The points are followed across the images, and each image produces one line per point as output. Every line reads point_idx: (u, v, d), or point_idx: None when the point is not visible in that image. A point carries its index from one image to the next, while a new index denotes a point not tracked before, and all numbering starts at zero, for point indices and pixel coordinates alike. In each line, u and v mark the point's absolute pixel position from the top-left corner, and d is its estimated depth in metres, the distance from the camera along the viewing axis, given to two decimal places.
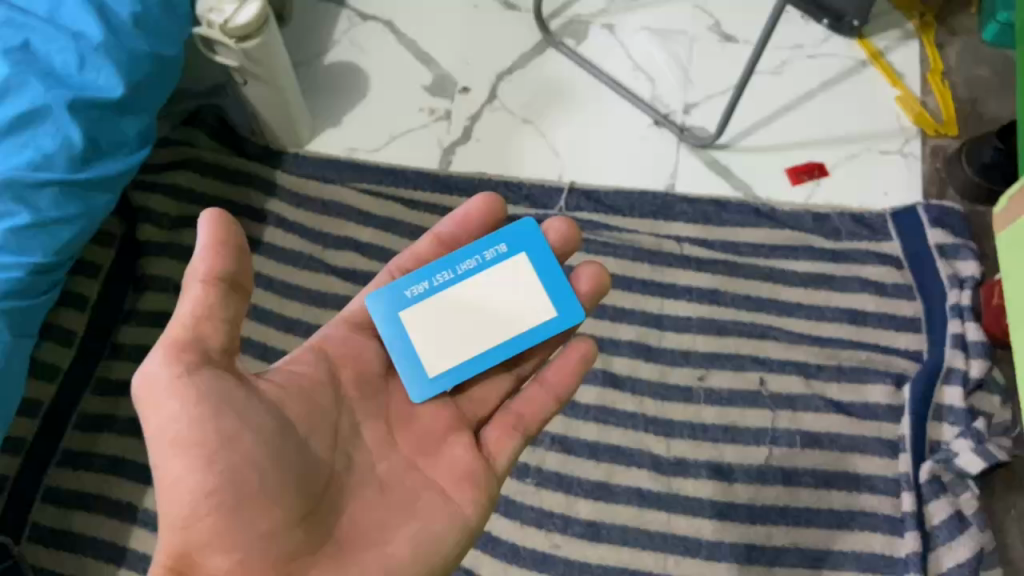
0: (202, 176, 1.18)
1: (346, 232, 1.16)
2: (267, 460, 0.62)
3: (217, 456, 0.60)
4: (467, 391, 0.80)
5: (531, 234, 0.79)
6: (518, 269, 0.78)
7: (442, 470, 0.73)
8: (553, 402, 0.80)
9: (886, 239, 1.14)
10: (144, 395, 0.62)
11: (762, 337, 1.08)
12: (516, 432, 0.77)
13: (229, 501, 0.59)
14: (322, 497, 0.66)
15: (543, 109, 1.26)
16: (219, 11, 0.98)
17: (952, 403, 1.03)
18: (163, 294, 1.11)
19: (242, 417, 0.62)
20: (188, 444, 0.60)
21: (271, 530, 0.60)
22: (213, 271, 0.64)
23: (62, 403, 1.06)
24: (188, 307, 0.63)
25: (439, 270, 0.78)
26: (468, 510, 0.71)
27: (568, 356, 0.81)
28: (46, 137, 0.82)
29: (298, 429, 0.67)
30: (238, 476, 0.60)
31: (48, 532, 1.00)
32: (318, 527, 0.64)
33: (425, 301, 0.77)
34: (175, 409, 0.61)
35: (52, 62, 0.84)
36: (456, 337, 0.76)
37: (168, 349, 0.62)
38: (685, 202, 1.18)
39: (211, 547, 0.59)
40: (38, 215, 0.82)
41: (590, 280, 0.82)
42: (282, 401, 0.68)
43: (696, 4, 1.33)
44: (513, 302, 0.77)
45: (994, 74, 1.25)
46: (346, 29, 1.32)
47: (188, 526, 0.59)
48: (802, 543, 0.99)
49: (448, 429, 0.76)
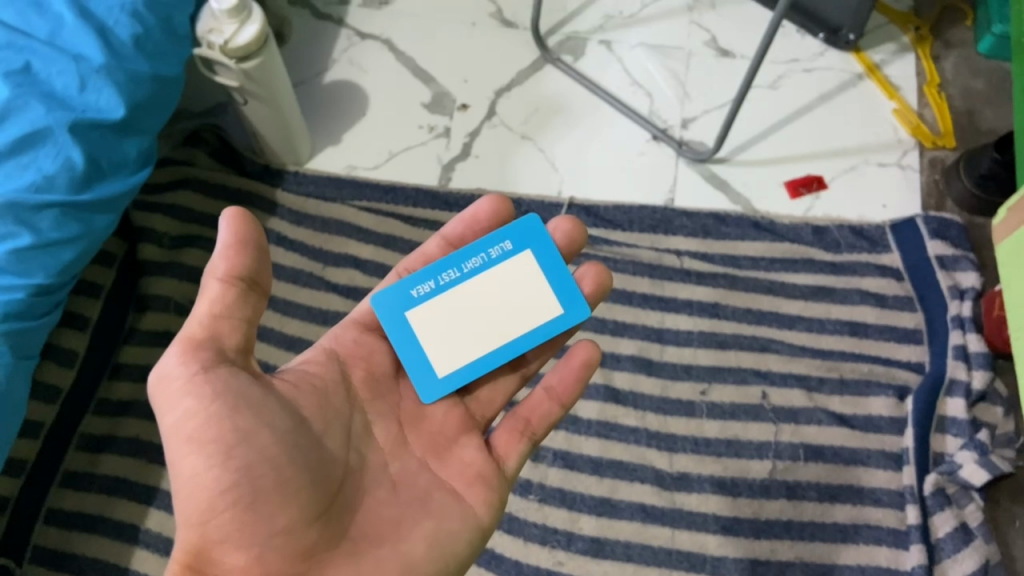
0: (202, 196, 1.19)
1: (346, 249, 1.16)
2: (284, 457, 0.61)
3: (234, 452, 0.59)
4: (474, 392, 0.80)
5: (534, 231, 0.80)
6: (522, 266, 0.79)
7: (453, 471, 0.73)
8: (558, 407, 0.80)
9: (885, 251, 1.14)
10: (159, 391, 0.62)
11: (763, 350, 1.08)
12: (523, 437, 0.77)
13: (246, 497, 0.59)
14: (338, 494, 0.65)
15: (542, 125, 1.26)
16: (219, 32, 0.98)
17: (954, 415, 1.03)
18: (164, 313, 1.11)
19: (258, 414, 0.61)
20: (204, 441, 0.59)
21: (287, 527, 0.60)
22: (233, 271, 0.63)
23: (63, 423, 1.06)
24: (206, 305, 0.63)
25: (446, 269, 0.78)
26: (479, 511, 0.71)
27: (571, 361, 0.80)
28: (47, 159, 0.83)
29: (313, 425, 0.67)
30: (255, 472, 0.59)
31: (50, 554, 0.99)
32: (333, 524, 0.64)
33: (432, 300, 0.77)
34: (191, 406, 0.60)
35: (53, 85, 0.84)
36: (465, 335, 0.76)
37: (185, 348, 0.62)
38: (684, 216, 1.18)
39: (227, 544, 0.59)
40: (39, 236, 0.82)
41: (592, 280, 0.82)
42: (297, 398, 0.67)
43: (693, 20, 1.34)
44: (520, 298, 0.78)
45: (990, 86, 1.26)
46: (345, 47, 1.33)
47: (204, 522, 0.59)
48: (806, 558, 0.99)
49: (459, 430, 0.76)
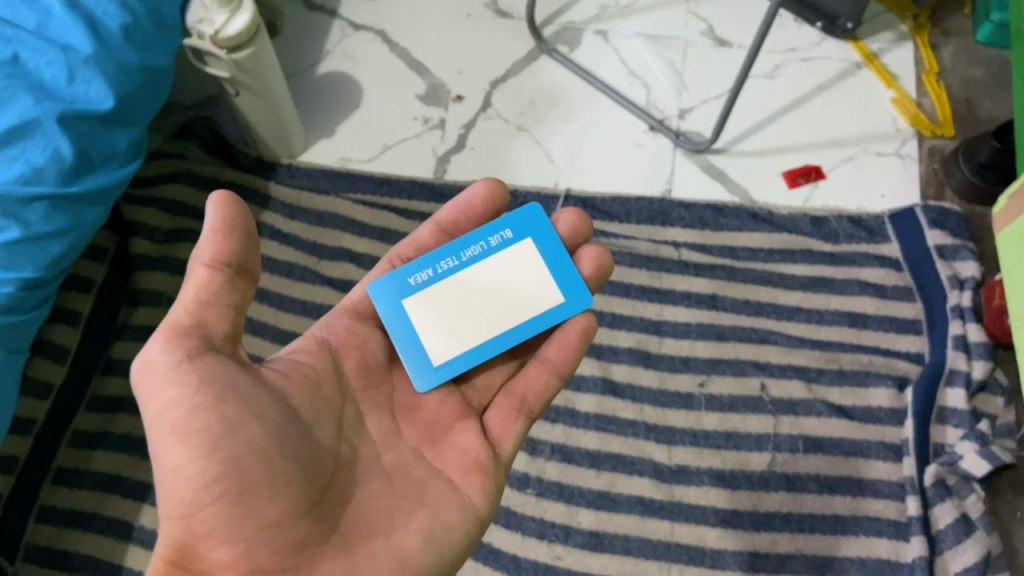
0: (194, 189, 1.17)
1: (341, 243, 1.15)
2: (272, 448, 0.60)
3: (220, 443, 0.58)
4: (470, 381, 0.79)
5: (535, 220, 0.79)
6: (523, 255, 0.78)
7: (449, 460, 0.72)
8: (555, 379, 0.78)
9: (884, 241, 1.13)
10: (143, 380, 0.61)
11: (762, 342, 1.08)
12: (520, 415, 0.76)
13: (233, 489, 0.58)
14: (329, 487, 0.64)
15: (537, 116, 1.25)
16: (209, 23, 0.97)
17: (955, 406, 1.02)
18: (156, 308, 1.10)
19: (246, 404, 0.60)
20: (189, 431, 0.58)
21: (276, 520, 0.59)
22: (219, 257, 0.62)
23: (54, 420, 1.04)
24: (192, 292, 0.62)
25: (444, 257, 0.77)
26: (475, 501, 0.70)
27: (568, 332, 0.78)
28: (35, 151, 0.81)
29: (303, 415, 0.66)
30: (242, 463, 0.58)
31: (42, 552, 0.98)
32: (324, 516, 0.63)
33: (430, 288, 0.77)
34: (176, 395, 0.59)
35: (41, 75, 0.82)
36: (462, 324, 0.75)
37: (169, 335, 0.61)
38: (681, 207, 1.17)
39: (214, 538, 0.58)
40: (28, 229, 0.81)
41: (592, 262, 0.81)
42: (287, 387, 0.66)
43: (690, 10, 1.33)
44: (519, 287, 0.77)
45: (989, 75, 1.25)
46: (338, 38, 1.31)
47: (189, 516, 0.58)
48: (806, 550, 0.98)
49: (454, 418, 0.75)
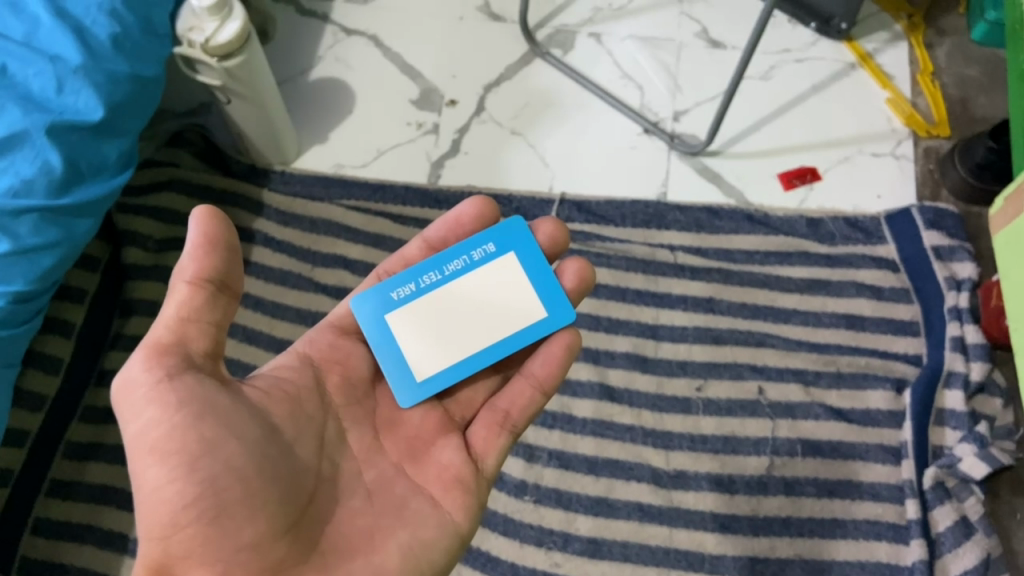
0: (186, 198, 1.17)
1: (335, 250, 1.14)
2: (250, 468, 0.59)
3: (198, 464, 0.58)
4: (453, 394, 0.79)
5: (518, 233, 0.78)
6: (506, 269, 0.77)
7: (430, 475, 0.71)
8: (539, 395, 0.78)
9: (880, 243, 1.13)
10: (123, 398, 0.60)
11: (759, 345, 1.07)
12: (502, 430, 0.76)
13: (210, 511, 0.57)
14: (309, 504, 0.64)
15: (530, 119, 1.25)
16: (200, 30, 0.96)
17: (953, 408, 1.02)
18: (150, 318, 1.09)
19: (225, 424, 0.60)
20: (168, 451, 0.58)
21: (254, 541, 0.58)
22: (201, 273, 0.62)
23: (48, 431, 1.04)
24: (173, 310, 0.62)
25: (427, 271, 0.77)
26: (458, 517, 0.70)
27: (551, 347, 0.77)
28: (24, 163, 0.80)
29: (284, 433, 0.65)
30: (220, 485, 0.58)
31: (37, 565, 0.98)
32: (303, 536, 0.62)
33: (412, 303, 0.76)
34: (155, 415, 0.58)
35: (30, 87, 0.82)
36: (445, 338, 0.75)
37: (150, 353, 0.60)
38: (677, 210, 1.16)
39: (190, 559, 0.57)
40: (17, 242, 0.80)
41: (575, 276, 0.80)
42: (268, 405, 0.66)
43: (684, 11, 1.32)
44: (503, 300, 0.76)
45: (984, 74, 1.25)
46: (331, 44, 1.30)
47: (167, 537, 0.57)
48: (806, 554, 0.97)
49: (437, 432, 0.75)
